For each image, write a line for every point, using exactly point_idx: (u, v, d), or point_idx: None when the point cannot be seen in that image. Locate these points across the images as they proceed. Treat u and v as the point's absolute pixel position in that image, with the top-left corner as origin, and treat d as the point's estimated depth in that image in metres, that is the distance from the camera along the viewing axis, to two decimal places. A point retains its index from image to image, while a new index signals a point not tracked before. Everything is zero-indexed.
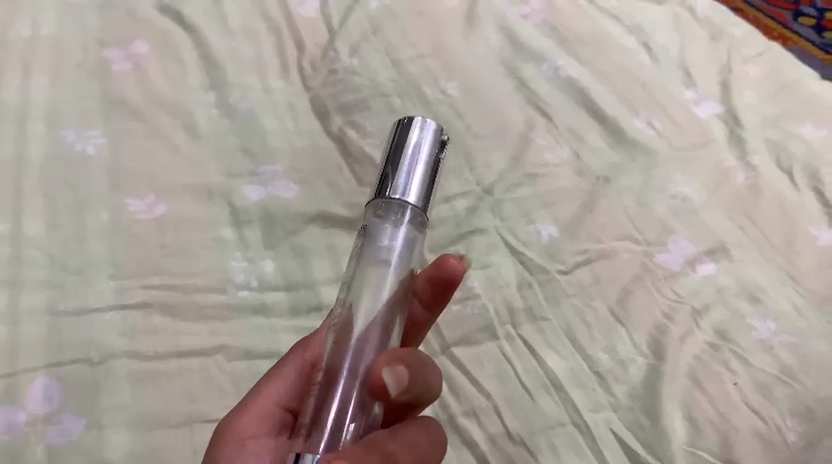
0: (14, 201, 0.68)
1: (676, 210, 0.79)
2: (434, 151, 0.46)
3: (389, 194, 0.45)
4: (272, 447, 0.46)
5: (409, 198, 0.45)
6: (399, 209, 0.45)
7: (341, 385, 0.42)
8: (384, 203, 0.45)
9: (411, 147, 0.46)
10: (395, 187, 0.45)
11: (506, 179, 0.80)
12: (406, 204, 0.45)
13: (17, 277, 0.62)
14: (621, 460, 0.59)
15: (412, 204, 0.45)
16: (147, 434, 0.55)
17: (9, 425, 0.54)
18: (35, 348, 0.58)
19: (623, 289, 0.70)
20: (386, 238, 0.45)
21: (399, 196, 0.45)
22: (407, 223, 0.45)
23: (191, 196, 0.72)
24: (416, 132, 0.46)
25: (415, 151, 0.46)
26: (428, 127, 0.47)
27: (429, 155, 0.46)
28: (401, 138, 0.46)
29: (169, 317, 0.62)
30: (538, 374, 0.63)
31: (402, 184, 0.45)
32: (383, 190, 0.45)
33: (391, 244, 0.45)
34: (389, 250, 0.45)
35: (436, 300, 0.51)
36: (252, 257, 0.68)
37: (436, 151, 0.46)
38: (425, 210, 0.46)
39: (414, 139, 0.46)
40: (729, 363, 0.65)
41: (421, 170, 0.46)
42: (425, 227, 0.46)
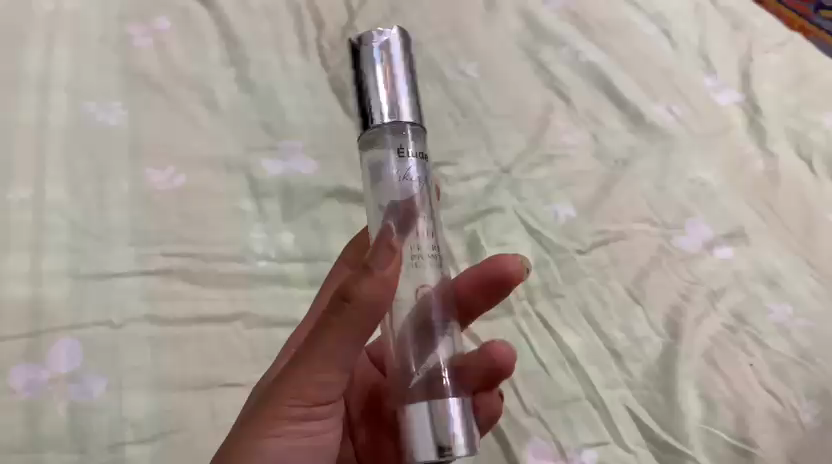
0: (37, 167, 0.68)
1: (694, 195, 0.79)
2: (402, 59, 0.46)
3: (376, 121, 0.45)
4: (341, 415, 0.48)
5: (396, 116, 0.45)
6: (395, 129, 0.45)
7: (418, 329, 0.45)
8: (376, 134, 0.45)
9: (377, 64, 0.45)
10: (377, 113, 0.45)
11: (524, 160, 0.80)
12: (400, 122, 0.45)
13: (39, 240, 0.62)
14: (635, 437, 0.59)
15: (406, 120, 0.45)
16: (167, 397, 0.56)
17: (32, 383, 0.54)
18: (57, 310, 0.58)
19: (640, 270, 0.70)
20: (396, 168, 0.45)
21: (388, 117, 0.44)
22: (410, 140, 0.45)
23: (211, 169, 0.72)
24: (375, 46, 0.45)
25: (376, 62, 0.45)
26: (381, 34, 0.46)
27: (403, 57, 0.46)
28: (359, 57, 0.45)
29: (188, 284, 0.62)
30: (553, 350, 0.63)
31: (385, 105, 0.44)
32: (370, 120, 0.45)
33: (401, 170, 0.46)
34: (403, 179, 0.46)
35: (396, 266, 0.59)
36: (271, 229, 0.68)
37: (403, 58, 0.46)
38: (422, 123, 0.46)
39: (376, 54, 0.45)
40: (745, 345, 0.65)
41: (398, 82, 0.45)
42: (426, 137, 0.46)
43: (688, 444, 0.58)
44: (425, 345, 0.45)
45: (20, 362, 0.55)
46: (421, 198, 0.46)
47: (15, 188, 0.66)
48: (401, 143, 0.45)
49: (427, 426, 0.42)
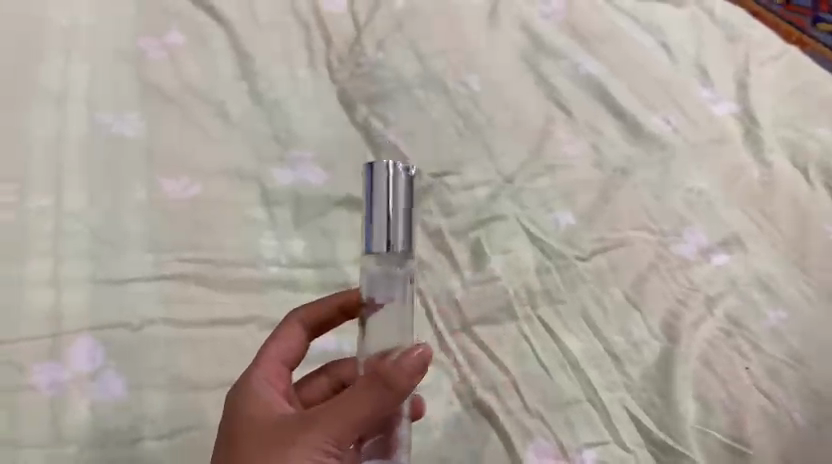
0: (56, 177, 0.71)
1: (692, 203, 0.82)
2: (404, 190, 0.48)
3: (377, 247, 0.48)
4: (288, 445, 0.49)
5: (394, 246, 0.47)
6: (388, 254, 0.48)
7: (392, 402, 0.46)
8: (374, 255, 0.48)
9: (381, 197, 0.47)
10: (377, 241, 0.47)
11: (526, 170, 0.82)
12: (393, 249, 0.47)
13: (59, 247, 0.65)
14: (634, 437, 0.61)
15: (398, 248, 0.48)
16: (184, 396, 0.59)
17: (54, 382, 0.57)
18: (78, 313, 0.61)
19: (639, 277, 0.72)
20: (383, 289, 0.48)
21: (383, 245, 0.47)
22: (399, 263, 0.48)
23: (223, 178, 0.75)
24: (384, 180, 0.47)
25: (387, 192, 0.47)
26: (393, 168, 0.48)
27: (404, 189, 0.48)
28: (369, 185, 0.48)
29: (202, 288, 0.65)
30: (555, 354, 0.65)
31: (381, 236, 0.47)
32: (368, 245, 0.48)
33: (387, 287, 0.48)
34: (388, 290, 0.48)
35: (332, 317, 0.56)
36: (281, 236, 0.71)
37: (405, 189, 0.48)
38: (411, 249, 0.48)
39: (382, 187, 0.47)
40: (740, 348, 0.68)
41: (398, 215, 0.47)
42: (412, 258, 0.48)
43: (685, 444, 0.61)
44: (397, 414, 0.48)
45: (43, 362, 0.58)
46: (402, 299, 0.49)
47: (36, 197, 0.68)
48: (392, 267, 0.48)
49: None
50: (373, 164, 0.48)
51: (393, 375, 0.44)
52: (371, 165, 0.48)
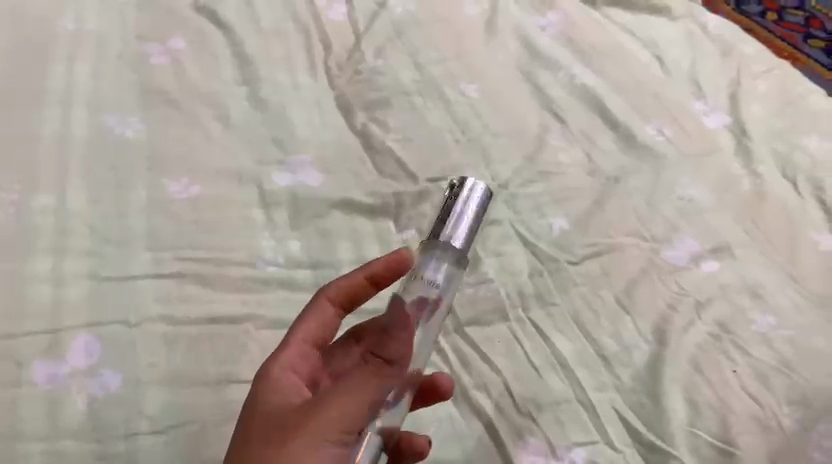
0: (58, 175, 0.72)
1: (683, 211, 0.83)
2: (479, 207, 0.56)
3: (441, 238, 0.54)
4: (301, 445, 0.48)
5: (454, 244, 0.54)
6: (445, 250, 0.54)
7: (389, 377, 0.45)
8: (436, 245, 0.54)
9: (460, 203, 0.56)
10: (443, 233, 0.54)
11: (520, 176, 0.84)
12: (449, 247, 0.54)
13: (60, 244, 0.66)
14: (623, 437, 0.62)
15: (455, 248, 0.54)
16: (180, 392, 0.59)
17: (53, 375, 0.58)
18: (77, 308, 0.62)
19: (630, 281, 0.73)
20: (431, 274, 0.53)
21: (444, 240, 0.54)
22: (450, 263, 0.54)
23: (222, 180, 0.76)
24: (465, 190, 0.56)
25: (468, 200, 0.55)
26: (477, 186, 0.56)
27: (479, 205, 0.56)
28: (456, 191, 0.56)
29: (201, 286, 0.66)
30: (546, 355, 0.66)
31: (447, 233, 0.54)
32: (433, 235, 0.55)
33: (433, 279, 0.53)
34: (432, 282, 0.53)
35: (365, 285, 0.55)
36: (279, 237, 0.72)
37: (479, 207, 0.56)
38: (465, 256, 0.54)
39: (464, 196, 0.56)
40: (728, 352, 0.69)
41: (466, 222, 0.55)
42: (462, 265, 0.54)
43: (672, 445, 0.62)
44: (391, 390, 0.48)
45: (43, 356, 0.59)
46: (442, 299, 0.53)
47: (38, 195, 0.70)
48: (447, 264, 0.54)
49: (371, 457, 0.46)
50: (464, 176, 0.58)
51: None
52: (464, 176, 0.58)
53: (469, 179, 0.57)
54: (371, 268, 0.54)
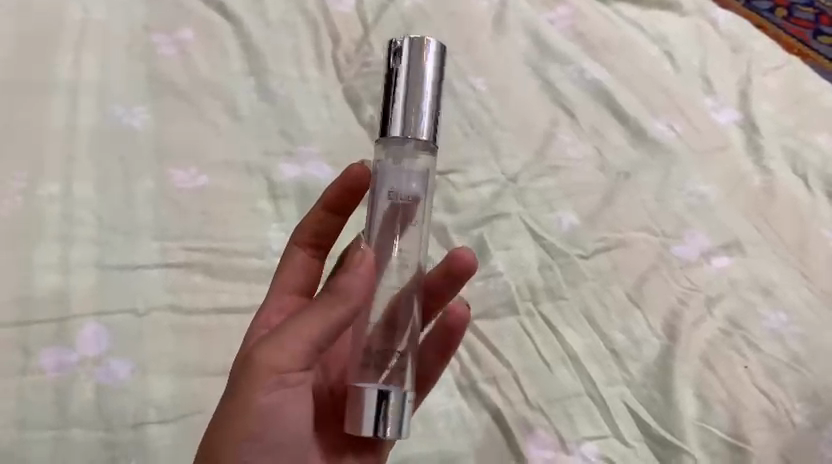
0: (66, 165, 0.71)
1: (693, 206, 0.82)
2: (432, 82, 0.50)
3: (394, 133, 0.49)
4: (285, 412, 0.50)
5: (412, 134, 0.49)
6: (404, 145, 0.50)
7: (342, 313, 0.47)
8: (390, 141, 0.50)
9: (403, 86, 0.49)
10: (396, 129, 0.49)
11: (530, 170, 0.83)
12: (410, 141, 0.49)
13: (67, 233, 0.66)
14: (634, 432, 0.62)
15: (417, 140, 0.49)
16: (188, 381, 0.59)
17: (60, 364, 0.57)
18: (84, 297, 0.61)
19: (640, 276, 0.73)
20: (398, 179, 0.51)
21: (400, 134, 0.49)
22: (417, 157, 0.50)
23: (231, 171, 0.76)
24: (405, 70, 0.49)
25: (410, 81, 0.49)
26: (417, 56, 0.49)
27: (429, 79, 0.50)
28: (392, 71, 0.50)
29: (209, 277, 0.65)
30: (556, 348, 0.66)
31: (401, 125, 0.49)
32: (385, 131, 0.50)
33: (402, 179, 0.51)
34: (401, 185, 0.51)
35: (342, 207, 0.61)
36: (288, 228, 0.72)
37: (433, 81, 0.49)
38: (432, 141, 0.50)
39: (404, 77, 0.49)
40: (740, 348, 0.68)
41: (422, 108, 0.49)
42: (434, 152, 0.50)
43: (683, 439, 0.61)
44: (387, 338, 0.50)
45: (50, 344, 0.58)
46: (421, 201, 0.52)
47: (46, 184, 0.69)
48: (410, 159, 0.50)
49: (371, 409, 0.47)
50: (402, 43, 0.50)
51: (339, 282, 0.47)
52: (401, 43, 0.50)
53: (407, 48, 0.49)
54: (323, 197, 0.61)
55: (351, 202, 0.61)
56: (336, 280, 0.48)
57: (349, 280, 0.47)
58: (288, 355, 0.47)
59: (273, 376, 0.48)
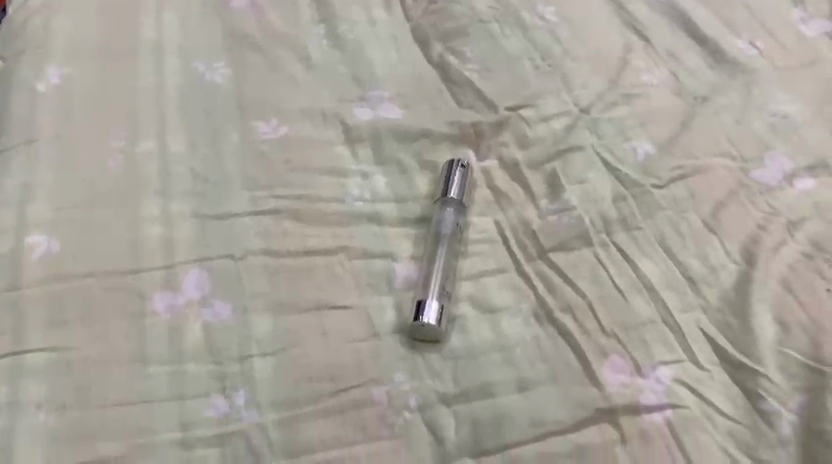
0: (159, 124, 0.77)
1: (775, 127, 0.80)
2: (454, 226, 0.69)
3: (447, 199, 0.70)
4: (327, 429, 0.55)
5: (451, 203, 0.70)
6: (449, 201, 0.70)
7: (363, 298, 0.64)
8: (443, 205, 0.70)
9: (452, 204, 0.70)
10: (449, 200, 0.70)
11: (603, 99, 0.83)
12: (449, 201, 0.70)
13: (165, 188, 0.71)
14: (709, 357, 0.62)
15: (450, 204, 0.70)
16: (284, 318, 0.62)
17: (171, 307, 0.61)
18: (185, 246, 0.66)
19: (718, 203, 0.72)
20: (446, 216, 0.69)
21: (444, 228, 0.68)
22: (450, 213, 0.70)
23: (308, 119, 0.79)
24: (451, 213, 0.70)
25: (451, 220, 0.69)
26: (447, 213, 0.69)
27: (450, 228, 0.68)
28: (436, 214, 0.70)
29: (298, 222, 0.69)
30: (630, 278, 0.66)
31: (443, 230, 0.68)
32: (441, 202, 0.70)
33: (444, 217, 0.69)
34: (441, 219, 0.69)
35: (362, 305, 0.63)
36: (366, 172, 0.75)
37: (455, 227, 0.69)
38: (454, 236, 0.68)
39: (448, 210, 0.70)
40: (823, 271, 0.67)
41: (452, 215, 0.69)
42: (456, 235, 0.68)
43: (760, 363, 0.60)
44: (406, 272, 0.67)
45: (159, 289, 0.62)
46: (448, 229, 0.68)
47: (142, 144, 0.75)
48: (452, 211, 0.70)
49: (413, 265, 0.67)
50: (454, 160, 0.73)
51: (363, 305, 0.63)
52: (454, 160, 0.73)
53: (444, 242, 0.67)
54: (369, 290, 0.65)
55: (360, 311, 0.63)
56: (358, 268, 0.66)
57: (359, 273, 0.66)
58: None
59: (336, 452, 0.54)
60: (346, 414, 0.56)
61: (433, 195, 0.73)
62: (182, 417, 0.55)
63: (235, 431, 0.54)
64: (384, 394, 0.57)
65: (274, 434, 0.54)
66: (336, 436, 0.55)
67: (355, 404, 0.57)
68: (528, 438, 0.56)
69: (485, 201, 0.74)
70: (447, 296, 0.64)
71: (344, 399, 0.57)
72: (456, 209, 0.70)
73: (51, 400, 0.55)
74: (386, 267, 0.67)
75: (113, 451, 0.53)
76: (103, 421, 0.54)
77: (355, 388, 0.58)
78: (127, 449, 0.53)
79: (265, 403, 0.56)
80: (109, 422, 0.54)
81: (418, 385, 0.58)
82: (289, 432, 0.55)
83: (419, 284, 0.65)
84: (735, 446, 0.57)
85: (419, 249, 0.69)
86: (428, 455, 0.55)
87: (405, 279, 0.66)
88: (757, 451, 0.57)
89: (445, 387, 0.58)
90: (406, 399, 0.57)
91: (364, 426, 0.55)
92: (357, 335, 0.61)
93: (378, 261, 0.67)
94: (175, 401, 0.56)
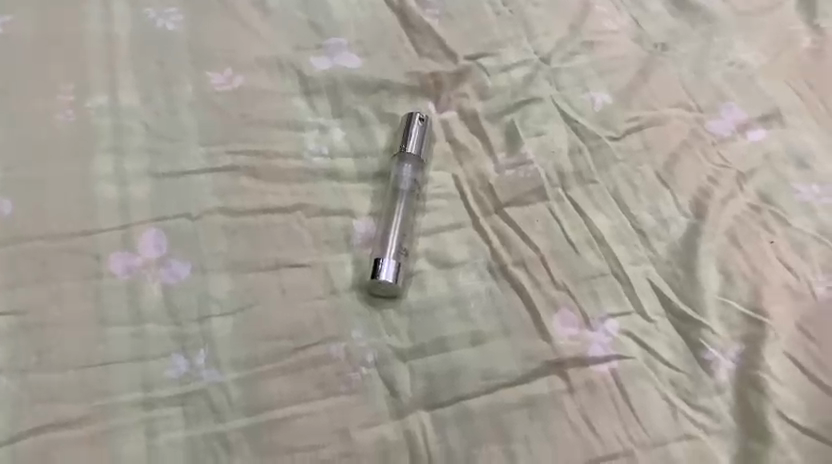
0: (109, 76, 0.75)
1: (732, 76, 0.80)
2: (412, 183, 0.69)
3: (405, 154, 0.70)
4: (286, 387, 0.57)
5: (409, 159, 0.70)
6: (407, 157, 0.70)
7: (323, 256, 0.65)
8: (402, 161, 0.70)
9: (410, 159, 0.70)
10: (407, 156, 0.70)
11: (564, 47, 0.82)
12: (407, 156, 0.70)
13: (119, 144, 0.70)
14: (656, 308, 0.64)
15: (409, 160, 0.70)
16: (243, 277, 0.62)
17: (128, 268, 0.61)
18: (140, 205, 0.65)
19: (671, 155, 0.73)
20: (404, 173, 0.70)
21: (402, 186, 0.69)
22: (409, 169, 0.70)
23: (265, 69, 0.78)
24: (410, 169, 0.70)
25: (410, 177, 0.70)
26: (405, 169, 0.70)
27: (408, 185, 0.69)
28: (395, 170, 0.70)
29: (255, 179, 0.69)
30: (583, 231, 0.68)
31: (402, 187, 0.69)
32: (400, 158, 0.70)
33: (403, 174, 0.70)
34: (400, 176, 0.69)
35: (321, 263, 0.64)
36: (323, 125, 0.74)
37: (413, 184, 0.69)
38: (412, 193, 0.69)
39: (406, 166, 0.70)
40: (768, 224, 0.69)
41: (410, 172, 0.70)
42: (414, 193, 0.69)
43: (703, 314, 0.63)
44: (364, 229, 0.67)
45: (115, 250, 0.62)
46: (406, 186, 0.69)
47: (93, 96, 0.73)
48: (411, 168, 0.70)
49: (371, 222, 0.68)
50: (413, 114, 0.72)
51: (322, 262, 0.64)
52: (413, 113, 0.73)
53: (402, 200, 0.68)
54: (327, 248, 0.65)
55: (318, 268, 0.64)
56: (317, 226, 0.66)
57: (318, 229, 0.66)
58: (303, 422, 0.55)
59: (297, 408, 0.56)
60: (306, 370, 0.58)
61: (391, 149, 0.73)
62: (143, 378, 0.56)
63: (194, 391, 0.56)
64: (342, 350, 0.59)
65: (233, 391, 0.56)
66: (294, 392, 0.57)
67: (314, 360, 0.58)
68: (480, 389, 0.58)
69: (445, 154, 0.74)
70: (404, 254, 0.65)
71: (303, 356, 0.58)
72: (414, 165, 0.70)
73: (11, 364, 0.56)
74: (344, 224, 0.67)
75: (75, 412, 0.54)
76: (63, 384, 0.55)
77: (315, 345, 0.59)
78: (89, 411, 0.54)
79: (224, 362, 0.57)
80: (70, 385, 0.55)
81: (376, 341, 0.60)
82: (249, 389, 0.56)
83: (376, 242, 0.66)
84: (675, 393, 0.60)
85: (376, 205, 0.69)
86: (384, 406, 0.57)
87: (363, 236, 0.67)
88: (694, 397, 0.59)
89: (401, 342, 0.60)
90: (364, 354, 0.59)
91: (322, 382, 0.57)
92: (315, 293, 0.62)
93: (336, 218, 0.67)
94: (135, 362, 0.57)
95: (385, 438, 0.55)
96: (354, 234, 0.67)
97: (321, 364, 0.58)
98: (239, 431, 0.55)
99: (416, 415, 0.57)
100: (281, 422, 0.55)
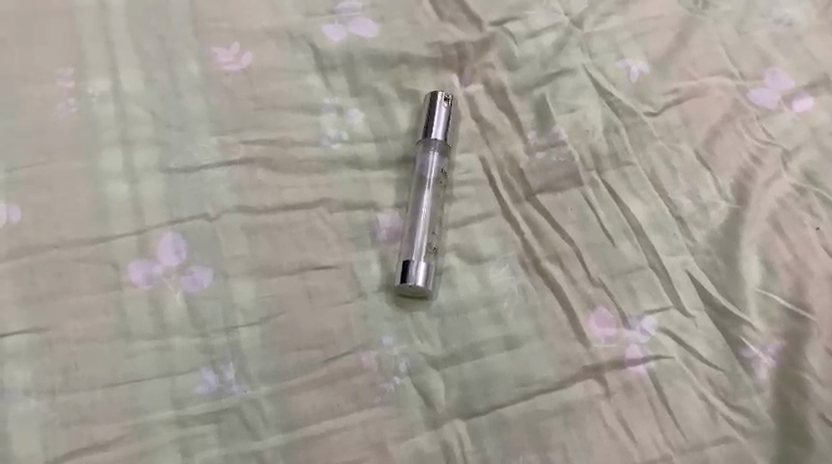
0: (107, 55, 0.69)
1: (778, 36, 0.74)
2: (439, 171, 0.66)
3: (430, 140, 0.66)
4: (322, 401, 0.56)
5: (435, 144, 0.66)
6: (432, 143, 0.66)
7: (349, 255, 0.62)
8: (427, 147, 0.66)
9: (435, 145, 0.66)
10: (432, 141, 0.66)
11: (596, 8, 0.76)
12: (433, 142, 0.66)
13: (125, 135, 0.65)
14: (695, 301, 0.62)
15: (434, 146, 0.66)
16: (266, 282, 0.60)
17: (148, 276, 0.59)
18: (154, 205, 0.62)
19: (712, 131, 0.69)
20: (430, 160, 0.66)
21: (428, 174, 0.65)
22: (435, 156, 0.66)
23: (274, 41, 0.72)
24: (436, 155, 0.66)
25: (437, 165, 0.66)
26: (431, 156, 0.66)
27: (435, 174, 0.66)
28: (419, 158, 0.66)
29: (272, 172, 0.65)
30: (619, 220, 0.65)
31: (428, 176, 0.65)
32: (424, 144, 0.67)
33: (428, 162, 0.66)
34: (425, 164, 0.66)
35: (345, 263, 0.62)
36: (340, 106, 0.69)
37: (440, 173, 0.66)
38: (440, 182, 0.66)
39: (432, 153, 0.66)
40: (813, 208, 0.65)
41: (436, 158, 0.66)
42: (442, 181, 0.66)
43: (743, 310, 0.61)
44: (391, 224, 0.64)
45: (133, 257, 0.60)
46: (432, 174, 0.66)
47: (93, 80, 0.68)
48: (437, 154, 0.67)
49: (397, 214, 0.65)
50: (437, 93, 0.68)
51: (346, 261, 0.62)
52: (437, 92, 0.68)
53: (428, 187, 0.65)
54: (351, 247, 0.62)
55: (345, 270, 0.61)
56: (340, 221, 0.63)
57: (341, 226, 0.63)
58: (338, 438, 0.55)
59: (332, 424, 0.55)
60: (339, 383, 0.57)
61: (414, 132, 0.69)
62: (174, 395, 0.55)
63: (226, 408, 0.55)
64: (373, 360, 0.58)
65: (266, 408, 0.55)
66: (328, 405, 0.56)
67: (347, 372, 0.57)
68: (516, 397, 0.57)
69: (471, 134, 0.69)
70: (433, 252, 0.62)
71: (334, 368, 0.57)
72: (439, 151, 0.67)
73: (37, 386, 0.55)
74: (369, 219, 0.64)
75: (108, 433, 0.53)
76: (93, 403, 0.54)
77: (347, 354, 0.58)
78: (121, 432, 0.54)
79: (254, 376, 0.56)
80: (99, 404, 0.54)
81: (407, 348, 0.58)
82: (282, 405, 0.55)
83: (403, 238, 0.63)
84: (713, 393, 0.58)
85: (401, 195, 0.66)
86: (419, 418, 0.56)
87: (389, 230, 0.64)
88: (734, 398, 0.58)
89: (433, 348, 0.59)
90: (396, 364, 0.58)
91: (355, 395, 0.56)
92: (343, 297, 0.60)
93: (361, 211, 0.64)
94: (164, 378, 0.56)
95: (421, 450, 0.55)
96: (379, 229, 0.64)
97: (355, 375, 0.57)
98: (274, 448, 0.54)
99: (451, 425, 0.56)
100: (317, 438, 0.55)
